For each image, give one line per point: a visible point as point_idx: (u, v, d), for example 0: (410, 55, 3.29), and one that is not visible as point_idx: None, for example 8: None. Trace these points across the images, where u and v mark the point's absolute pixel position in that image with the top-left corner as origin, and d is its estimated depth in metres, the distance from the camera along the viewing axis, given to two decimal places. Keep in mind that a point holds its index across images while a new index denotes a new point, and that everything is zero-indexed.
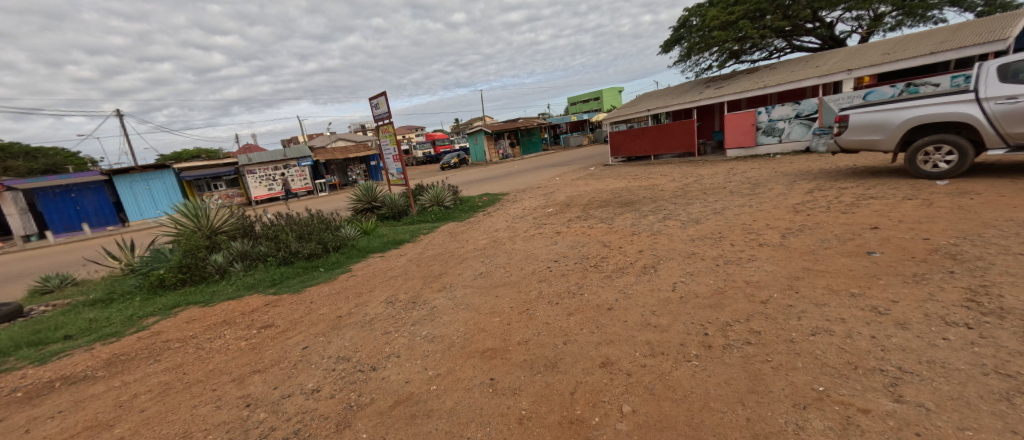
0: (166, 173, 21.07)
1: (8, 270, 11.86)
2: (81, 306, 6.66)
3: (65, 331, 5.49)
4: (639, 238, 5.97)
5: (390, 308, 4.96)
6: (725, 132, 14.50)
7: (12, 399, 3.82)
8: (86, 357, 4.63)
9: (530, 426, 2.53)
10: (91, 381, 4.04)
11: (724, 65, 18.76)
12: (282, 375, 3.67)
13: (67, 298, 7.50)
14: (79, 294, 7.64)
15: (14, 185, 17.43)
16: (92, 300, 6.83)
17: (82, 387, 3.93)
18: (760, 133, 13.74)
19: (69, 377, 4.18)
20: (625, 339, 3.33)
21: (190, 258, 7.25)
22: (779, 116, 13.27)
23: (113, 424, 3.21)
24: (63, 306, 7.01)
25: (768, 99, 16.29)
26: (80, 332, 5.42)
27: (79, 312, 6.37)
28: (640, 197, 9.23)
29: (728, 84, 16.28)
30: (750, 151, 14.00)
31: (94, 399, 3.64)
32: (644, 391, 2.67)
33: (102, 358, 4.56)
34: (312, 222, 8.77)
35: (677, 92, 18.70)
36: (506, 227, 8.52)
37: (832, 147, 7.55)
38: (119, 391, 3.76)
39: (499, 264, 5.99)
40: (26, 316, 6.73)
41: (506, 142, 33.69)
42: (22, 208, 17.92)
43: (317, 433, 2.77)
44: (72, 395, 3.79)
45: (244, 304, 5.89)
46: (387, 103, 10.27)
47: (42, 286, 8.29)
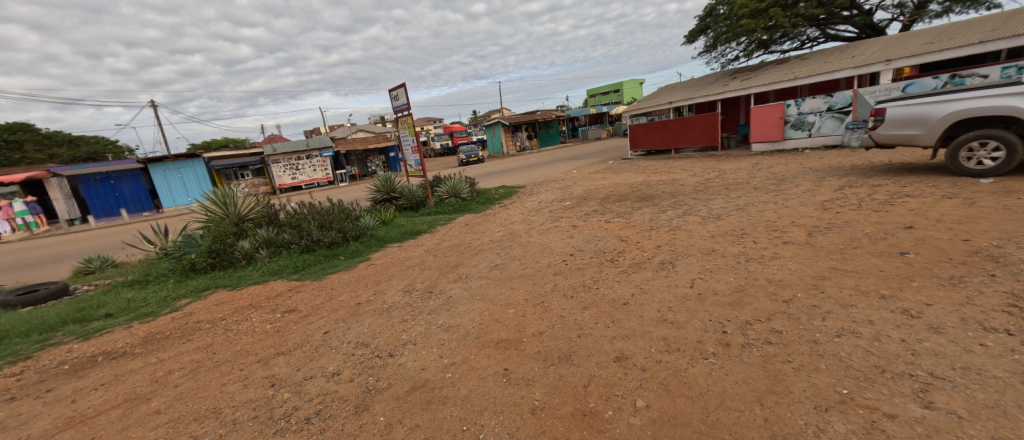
0: (197, 161, 21.78)
1: (54, 251, 12.51)
2: (120, 286, 6.97)
3: (107, 309, 5.76)
4: (657, 233, 5.87)
5: (407, 297, 5.02)
6: (750, 126, 14.09)
7: (59, 372, 4.04)
8: (126, 334, 4.84)
9: (543, 416, 2.53)
10: (130, 357, 4.23)
11: (753, 55, 18.12)
12: (305, 358, 3.76)
13: (108, 279, 7.87)
14: (118, 275, 8.00)
15: (61, 171, 18.33)
16: (130, 281, 7.17)
17: (122, 362, 4.12)
18: (789, 127, 13.27)
19: (109, 353, 4.38)
20: (641, 334, 3.29)
21: (219, 244, 7.49)
22: (809, 109, 12.77)
23: (149, 397, 3.37)
24: (105, 286, 7.36)
25: (799, 92, 15.70)
26: (119, 311, 5.68)
27: (118, 292, 6.67)
28: (660, 192, 9.07)
29: (756, 75, 15.72)
30: (779, 145, 13.55)
31: (133, 374, 3.82)
32: (658, 387, 2.64)
33: (139, 336, 4.77)
34: (333, 211, 8.91)
35: (702, 84, 18.16)
36: (522, 220, 8.51)
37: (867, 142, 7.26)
38: (155, 367, 3.93)
39: (514, 256, 5.98)
40: (72, 294, 7.10)
41: (524, 134, 33.52)
42: (68, 194, 18.85)
43: (337, 413, 2.85)
44: (113, 369, 3.98)
45: (269, 289, 6.06)
46: (407, 94, 10.34)
47: (85, 267, 8.73)
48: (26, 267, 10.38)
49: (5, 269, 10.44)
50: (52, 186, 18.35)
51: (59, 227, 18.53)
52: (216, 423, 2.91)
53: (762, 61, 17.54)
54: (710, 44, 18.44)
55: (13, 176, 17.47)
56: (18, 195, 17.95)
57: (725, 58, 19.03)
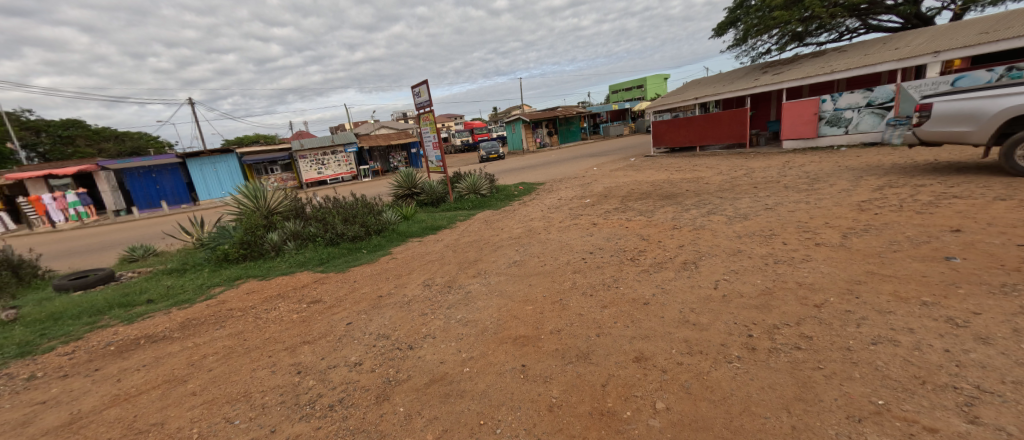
0: (230, 157, 22.51)
1: (103, 240, 13.18)
2: (160, 274, 7.30)
3: (148, 295, 6.04)
4: (680, 232, 5.74)
5: (427, 291, 5.07)
6: (782, 122, 13.61)
7: (106, 352, 4.27)
8: (165, 319, 5.06)
9: (560, 414, 2.50)
10: (169, 340, 4.42)
11: (786, 48, 17.45)
12: (329, 348, 3.84)
13: (150, 267, 8.25)
14: (159, 264, 8.38)
15: (108, 165, 19.31)
16: (169, 269, 7.49)
17: (162, 345, 4.32)
18: (824, 124, 12.75)
19: (151, 336, 4.58)
20: (662, 335, 3.21)
21: (250, 235, 7.74)
22: (847, 105, 12.24)
23: (186, 380, 3.52)
24: (147, 273, 7.73)
25: (835, 86, 15.04)
26: (159, 296, 5.95)
27: (159, 279, 6.99)
28: (683, 190, 8.87)
29: (788, 69, 15.13)
30: (812, 142, 13.03)
31: (171, 357, 3.99)
32: (679, 389, 2.57)
33: (178, 321, 4.98)
34: (357, 205, 9.06)
35: (730, 79, 17.61)
36: (541, 217, 8.46)
37: (911, 139, 6.90)
38: (191, 351, 4.09)
39: (533, 253, 5.95)
40: (118, 280, 7.49)
41: (545, 130, 33.30)
42: (114, 186, 19.84)
43: (359, 403, 2.90)
44: (153, 351, 4.17)
45: (296, 280, 6.22)
46: (429, 91, 10.39)
47: (130, 256, 9.18)
48: (78, 254, 11.04)
49: (59, 255, 11.14)
50: (101, 178, 19.41)
51: (107, 218, 19.62)
52: (246, 406, 3.01)
53: (796, 55, 16.87)
54: (740, 37, 17.85)
55: (67, 168, 18.58)
56: (71, 186, 19.09)
57: (755, 51, 18.40)
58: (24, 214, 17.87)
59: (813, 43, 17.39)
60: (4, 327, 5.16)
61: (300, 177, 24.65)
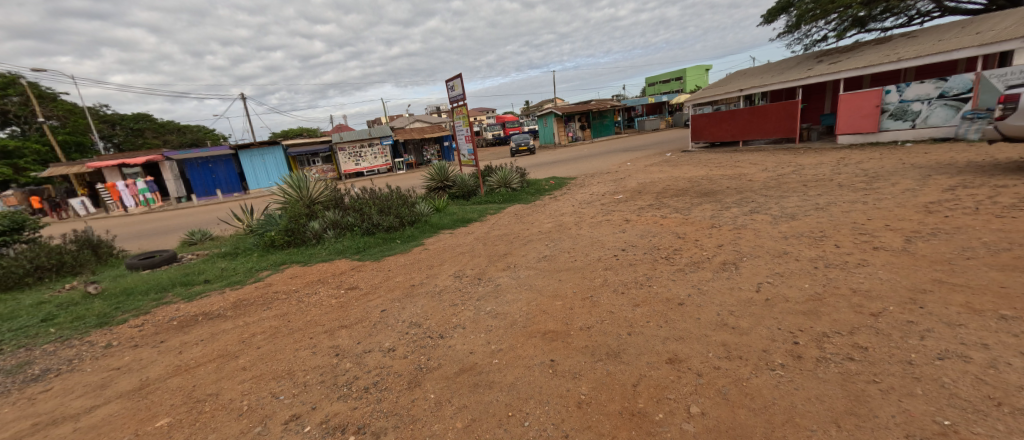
0: (277, 148, 23.58)
1: (168, 224, 14.22)
2: (215, 257, 7.79)
3: (205, 275, 6.45)
4: (719, 232, 5.49)
5: (458, 282, 5.12)
6: (838, 115, 12.74)
7: (170, 326, 4.60)
8: (220, 298, 5.40)
9: (589, 411, 2.47)
10: (223, 318, 4.71)
11: (845, 35, 16.26)
12: (364, 333, 3.95)
13: (207, 250, 8.81)
14: (215, 247, 8.94)
15: (171, 155, 20.75)
16: (223, 253, 7.98)
17: (217, 322, 4.60)
18: (886, 117, 11.84)
19: (207, 313, 4.90)
20: (697, 337, 3.09)
21: (294, 223, 8.08)
22: (915, 96, 11.31)
23: (237, 355, 3.73)
24: (204, 256, 8.26)
25: (901, 76, 13.89)
26: (215, 277, 6.34)
27: (214, 261, 7.46)
28: (724, 187, 8.50)
29: (847, 58, 14.12)
30: (871, 137, 12.17)
31: (225, 333, 4.24)
32: (716, 394, 2.47)
33: (230, 301, 5.28)
34: (392, 197, 9.27)
35: (780, 69, 16.64)
36: (572, 212, 8.34)
37: (992, 134, 6.28)
38: (242, 329, 4.33)
39: (563, 249, 5.87)
40: (180, 261, 8.05)
41: (577, 124, 32.79)
42: (176, 175, 21.32)
43: (392, 387, 2.97)
44: (209, 328, 4.45)
45: (335, 267, 6.46)
46: (463, 84, 10.41)
47: (190, 239, 9.85)
48: (147, 236, 12.01)
49: (131, 237, 12.16)
50: (166, 168, 20.90)
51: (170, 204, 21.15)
52: (289, 383, 3.16)
53: (856, 42, 15.68)
54: (793, 23, 16.80)
55: (137, 158, 20.18)
56: (140, 175, 20.74)
57: (809, 39, 17.28)
58: (102, 199, 19.63)
59: (877, 29, 16.10)
60: (86, 300, 5.68)
61: (339, 169, 25.52)
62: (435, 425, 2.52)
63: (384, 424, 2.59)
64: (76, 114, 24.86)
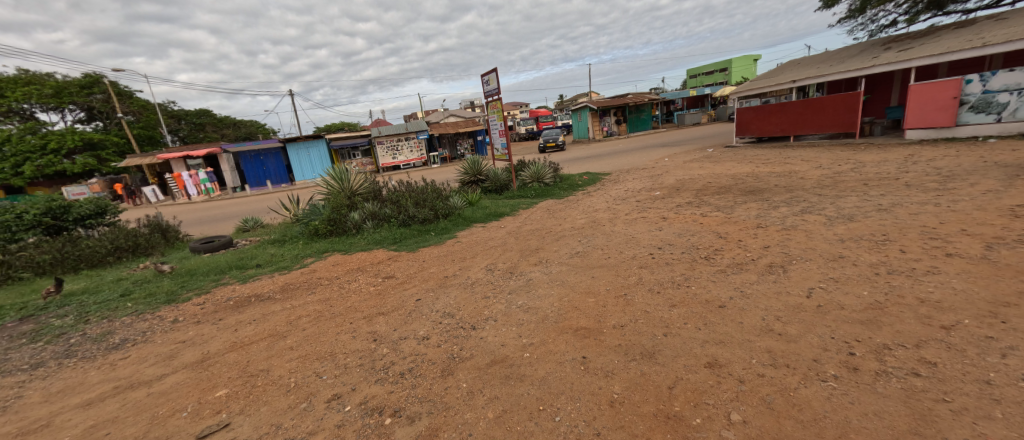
0: (321, 141, 24.56)
1: (225, 212, 15.18)
2: (266, 243, 8.24)
3: (257, 260, 6.84)
4: (765, 232, 5.20)
5: (490, 275, 5.15)
6: (907, 107, 11.77)
7: (227, 305, 4.91)
8: (269, 282, 5.71)
9: (622, 411, 2.41)
10: (273, 300, 4.97)
11: (917, 19, 14.90)
12: (400, 320, 4.04)
13: (259, 236, 9.31)
14: (266, 234, 9.45)
15: (228, 148, 22.10)
16: (273, 240, 8.41)
17: (267, 304, 4.87)
18: (966, 109, 10.82)
19: (259, 295, 5.19)
20: (740, 342, 2.94)
21: (336, 214, 8.39)
22: (1001, 86, 10.24)
23: (284, 336, 3.92)
24: (256, 242, 8.76)
25: (984, 64, 12.59)
26: (266, 262, 6.71)
27: (265, 247, 7.90)
28: (771, 185, 8.05)
29: (919, 44, 12.93)
30: (945, 132, 11.18)
31: (274, 315, 4.48)
32: (760, 403, 2.34)
33: (278, 285, 5.57)
34: (426, 190, 9.43)
35: (840, 57, 15.50)
36: (606, 209, 8.15)
37: None
38: (289, 311, 4.55)
39: (597, 245, 5.76)
40: (236, 246, 8.56)
41: (612, 119, 32.06)
42: (233, 167, 22.70)
43: (425, 374, 3.03)
44: (260, 309, 4.70)
45: (373, 256, 6.66)
46: (498, 78, 10.39)
47: (243, 226, 10.46)
48: (207, 223, 12.91)
49: (193, 223, 13.10)
50: (223, 160, 22.31)
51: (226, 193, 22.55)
52: (331, 364, 3.28)
53: (931, 26, 14.30)
54: (857, 8, 15.56)
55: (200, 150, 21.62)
56: (202, 166, 22.19)
57: (875, 25, 15.97)
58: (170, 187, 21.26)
59: (958, 11, 14.60)
60: (157, 278, 6.19)
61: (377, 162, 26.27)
62: (467, 413, 2.54)
63: (418, 409, 2.64)
64: (148, 110, 27.00)
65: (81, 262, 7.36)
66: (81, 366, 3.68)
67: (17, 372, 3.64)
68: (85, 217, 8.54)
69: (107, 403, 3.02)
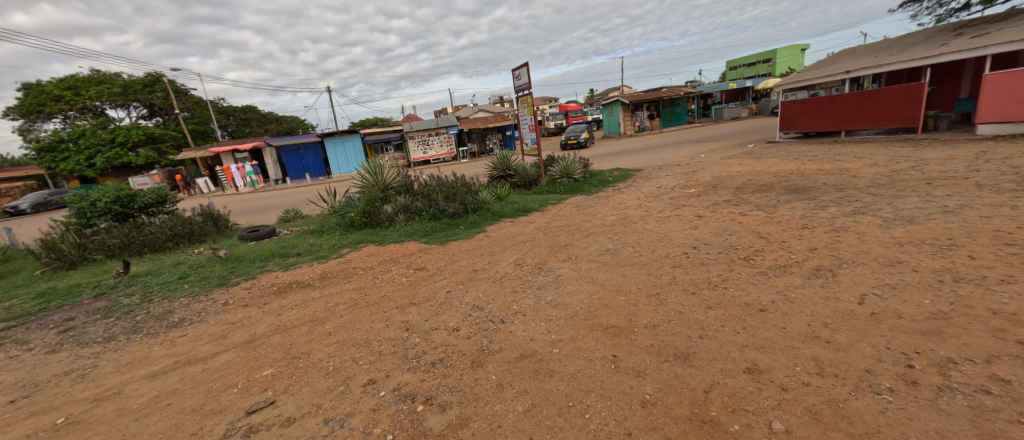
0: (356, 136, 25.32)
1: (267, 203, 15.93)
2: (306, 233, 8.59)
3: (297, 249, 7.15)
4: (811, 233, 4.92)
5: (519, 270, 5.15)
6: (979, 100, 10.84)
7: (271, 290, 5.17)
8: (308, 270, 5.96)
9: (654, 412, 2.36)
10: (312, 287, 5.19)
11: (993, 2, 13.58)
12: (431, 311, 4.12)
13: (299, 227, 9.71)
14: (305, 225, 9.84)
15: (270, 143, 23.13)
16: (311, 231, 8.75)
17: (307, 290, 5.09)
18: None
19: (300, 282, 5.43)
20: (783, 348, 2.80)
21: (370, 206, 8.63)
22: None
23: (323, 321, 4.08)
24: (296, 232, 9.15)
25: None
26: (305, 251, 7.00)
27: (304, 237, 8.24)
28: (817, 183, 7.61)
29: (995, 29, 11.79)
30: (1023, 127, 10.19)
31: (313, 301, 4.67)
32: (805, 412, 2.22)
33: (316, 273, 5.80)
34: (456, 184, 9.53)
35: (902, 46, 14.37)
36: (638, 206, 7.97)
37: None
38: (327, 299, 4.73)
39: (628, 242, 5.64)
40: (279, 235, 8.97)
41: (644, 113, 31.19)
42: (274, 160, 23.77)
43: (455, 365, 3.07)
44: (301, 295, 4.92)
45: (404, 248, 6.81)
46: (529, 73, 10.32)
47: (285, 216, 10.97)
48: (251, 213, 13.61)
49: (240, 213, 13.87)
50: (266, 154, 23.43)
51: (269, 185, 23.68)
52: (367, 351, 3.38)
53: (1010, 10, 13.01)
54: None
55: (246, 144, 22.82)
56: (248, 159, 23.40)
57: (942, 9, 14.70)
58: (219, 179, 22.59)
59: None
60: (210, 263, 6.59)
61: (408, 156, 26.74)
62: (496, 405, 2.56)
63: (449, 398, 2.68)
64: (201, 106, 28.72)
65: (145, 247, 8.01)
66: (146, 341, 3.98)
67: (93, 344, 3.98)
68: (148, 205, 9.15)
69: (168, 376, 3.26)
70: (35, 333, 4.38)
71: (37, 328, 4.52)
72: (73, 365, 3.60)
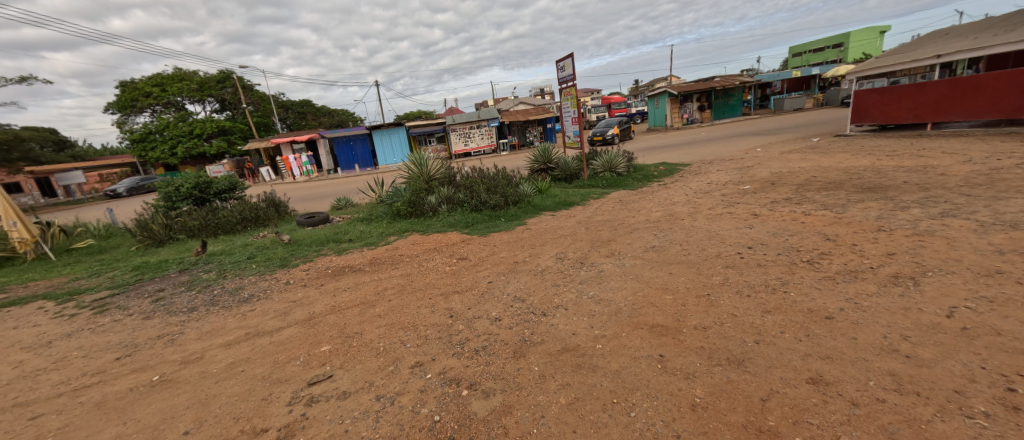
0: (402, 129, 26.06)
1: (321, 191, 16.88)
2: (356, 221, 9.02)
3: (349, 235, 7.55)
4: (887, 237, 4.48)
5: (560, 263, 5.11)
6: None
7: (326, 273, 5.50)
8: (359, 255, 6.26)
9: (705, 417, 2.27)
10: (363, 272, 5.46)
11: None
12: (474, 300, 4.19)
13: (351, 214, 10.20)
14: (355, 213, 10.33)
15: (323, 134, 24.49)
16: (361, 219, 9.16)
17: (359, 274, 5.35)
18: None
19: (352, 266, 5.73)
20: (852, 359, 2.59)
21: (414, 196, 8.89)
22: None
23: (373, 304, 4.28)
24: (348, 219, 9.64)
25: None
26: (355, 237, 7.36)
27: (355, 224, 8.66)
28: (894, 182, 6.89)
29: None
30: None
31: (364, 285, 4.91)
32: (879, 431, 2.05)
33: (366, 259, 6.08)
34: (498, 177, 9.59)
35: (1008, 25, 12.64)
36: (685, 202, 7.63)
37: None
38: (376, 283, 4.96)
39: (675, 240, 5.43)
40: (332, 222, 9.48)
41: (694, 105, 29.61)
42: (327, 151, 25.14)
43: (498, 354, 3.11)
44: (353, 279, 5.19)
45: (447, 238, 6.98)
46: (574, 64, 10.11)
47: (337, 204, 11.57)
48: (307, 200, 14.46)
49: (298, 200, 14.80)
50: (320, 145, 24.85)
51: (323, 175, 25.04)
52: (413, 335, 3.51)
53: None
54: None
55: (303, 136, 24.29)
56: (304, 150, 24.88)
57: None
58: (279, 168, 24.24)
59: None
60: (274, 245, 7.10)
61: (450, 148, 27.15)
62: (539, 396, 2.57)
63: (492, 385, 2.73)
64: (265, 100, 30.88)
65: (218, 229, 8.79)
66: (222, 313, 4.37)
67: (179, 313, 4.43)
68: (221, 192, 10.00)
69: (242, 346, 3.57)
70: (132, 301, 4.95)
71: (134, 296, 5.10)
72: (164, 331, 4.03)
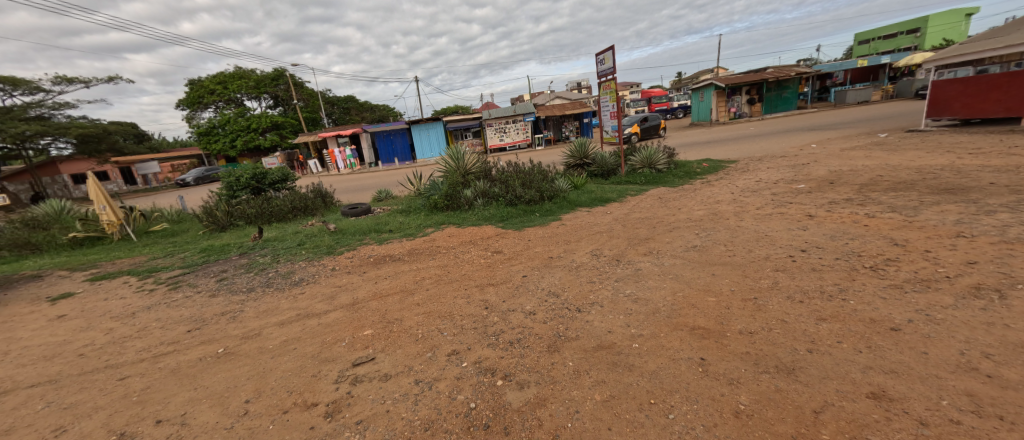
0: (439, 124, 26.83)
1: (363, 183, 17.57)
2: (396, 213, 9.33)
3: (390, 225, 7.84)
4: (967, 245, 4.06)
5: (595, 260, 5.05)
6: None
7: (368, 261, 5.75)
8: (399, 246, 6.49)
9: (751, 425, 2.18)
10: (403, 261, 5.66)
11: None
12: (509, 293, 4.24)
13: (391, 206, 10.57)
14: (395, 204, 10.69)
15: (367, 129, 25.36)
16: (400, 211, 9.46)
17: (399, 264, 5.55)
18: None
19: (392, 256, 5.95)
20: (919, 375, 2.39)
21: (451, 190, 9.06)
22: None
23: (412, 293, 4.43)
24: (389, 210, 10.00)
25: None
26: (395, 228, 7.64)
27: (396, 216, 8.97)
28: (977, 184, 6.20)
29: None
30: None
31: (403, 274, 5.09)
32: None
33: (405, 249, 6.29)
34: (533, 171, 9.57)
35: None
36: (730, 201, 7.27)
37: None
38: (415, 273, 5.12)
39: (718, 240, 5.21)
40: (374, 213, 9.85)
41: (743, 98, 28.03)
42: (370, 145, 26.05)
43: (533, 347, 3.14)
44: (393, 267, 5.39)
45: (483, 231, 7.07)
46: (614, 57, 9.84)
47: (378, 196, 12.02)
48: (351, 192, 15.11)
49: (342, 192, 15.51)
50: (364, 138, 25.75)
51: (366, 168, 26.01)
52: (451, 324, 3.61)
53: None
54: None
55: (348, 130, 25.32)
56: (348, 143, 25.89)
57: None
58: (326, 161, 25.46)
59: None
60: (322, 234, 7.50)
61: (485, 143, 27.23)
62: (574, 391, 2.58)
63: (527, 377, 2.76)
64: (313, 98, 32.68)
65: (273, 217, 9.41)
66: (276, 295, 4.69)
67: (240, 293, 4.80)
68: (276, 182, 10.68)
69: (294, 325, 3.82)
70: (200, 280, 5.43)
71: (202, 275, 5.59)
72: (227, 308, 4.39)
